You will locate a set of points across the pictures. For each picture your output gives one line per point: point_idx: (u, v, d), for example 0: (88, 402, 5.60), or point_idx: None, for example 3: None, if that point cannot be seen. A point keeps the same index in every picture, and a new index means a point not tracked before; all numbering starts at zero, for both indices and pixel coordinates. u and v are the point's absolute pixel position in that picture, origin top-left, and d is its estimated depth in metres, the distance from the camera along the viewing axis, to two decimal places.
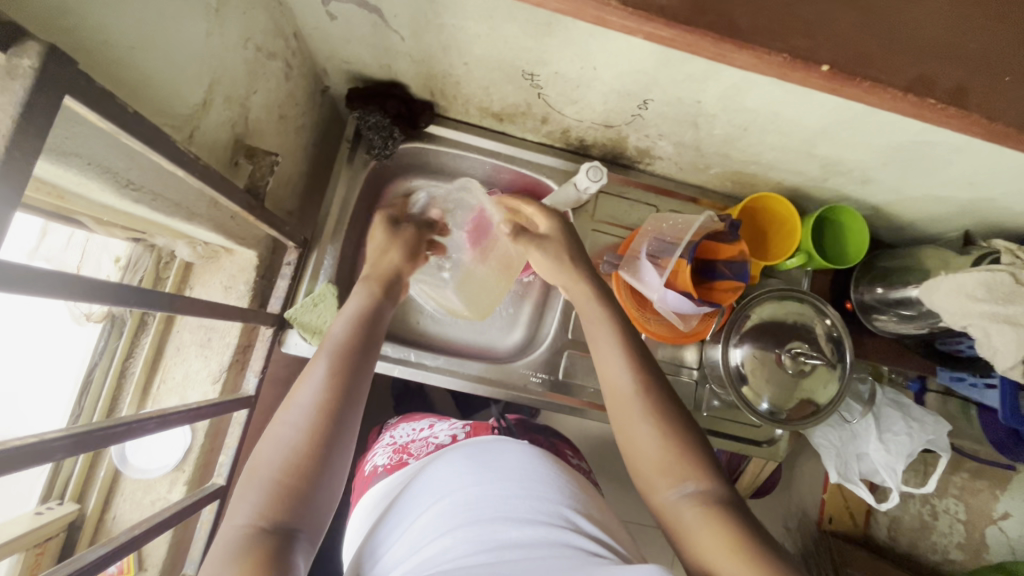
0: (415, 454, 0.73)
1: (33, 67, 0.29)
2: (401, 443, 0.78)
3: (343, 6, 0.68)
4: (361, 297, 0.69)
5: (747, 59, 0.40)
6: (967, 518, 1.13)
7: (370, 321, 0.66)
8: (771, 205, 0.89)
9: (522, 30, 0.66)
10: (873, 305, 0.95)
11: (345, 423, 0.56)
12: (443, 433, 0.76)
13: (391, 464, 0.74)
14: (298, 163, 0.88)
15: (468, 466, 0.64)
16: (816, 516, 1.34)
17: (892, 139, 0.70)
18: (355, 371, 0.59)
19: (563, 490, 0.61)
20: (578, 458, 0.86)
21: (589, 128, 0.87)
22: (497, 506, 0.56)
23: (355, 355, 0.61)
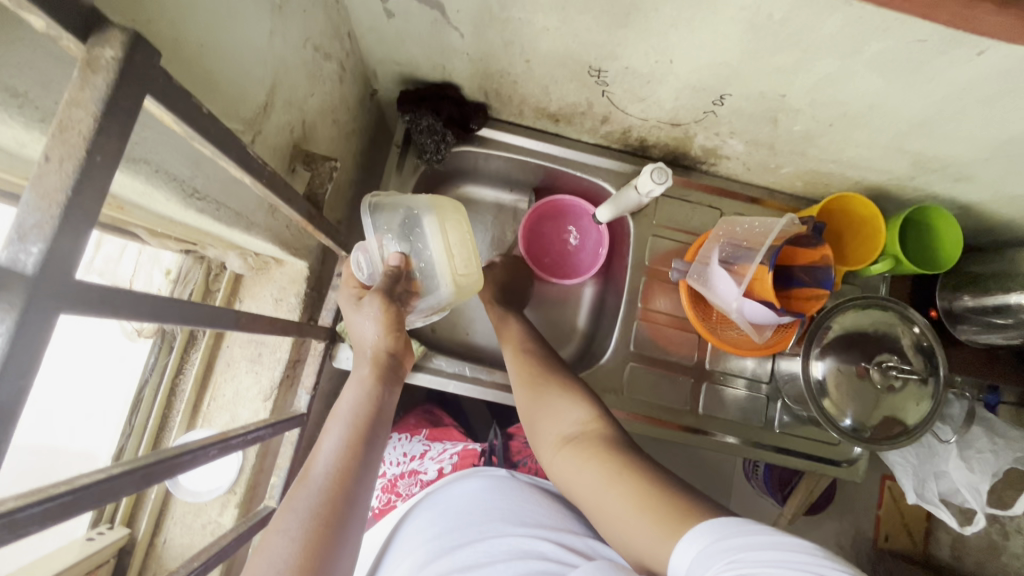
0: (402, 494, 0.86)
1: (116, 59, 0.26)
2: (391, 478, 0.90)
3: (402, 2, 0.65)
4: (359, 385, 0.63)
5: (994, 25, 0.36)
6: None
7: (378, 408, 0.62)
8: (853, 206, 0.83)
9: (597, 22, 0.61)
10: (961, 313, 0.88)
11: (352, 512, 0.53)
12: (433, 467, 0.89)
13: (381, 507, 0.88)
14: (347, 170, 0.85)
15: (441, 498, 0.75)
16: (872, 534, 1.26)
17: (1005, 131, 0.63)
18: (364, 462, 0.56)
19: (535, 514, 0.69)
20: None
21: (653, 127, 0.82)
22: (477, 503, 0.71)
23: (360, 446, 0.57)
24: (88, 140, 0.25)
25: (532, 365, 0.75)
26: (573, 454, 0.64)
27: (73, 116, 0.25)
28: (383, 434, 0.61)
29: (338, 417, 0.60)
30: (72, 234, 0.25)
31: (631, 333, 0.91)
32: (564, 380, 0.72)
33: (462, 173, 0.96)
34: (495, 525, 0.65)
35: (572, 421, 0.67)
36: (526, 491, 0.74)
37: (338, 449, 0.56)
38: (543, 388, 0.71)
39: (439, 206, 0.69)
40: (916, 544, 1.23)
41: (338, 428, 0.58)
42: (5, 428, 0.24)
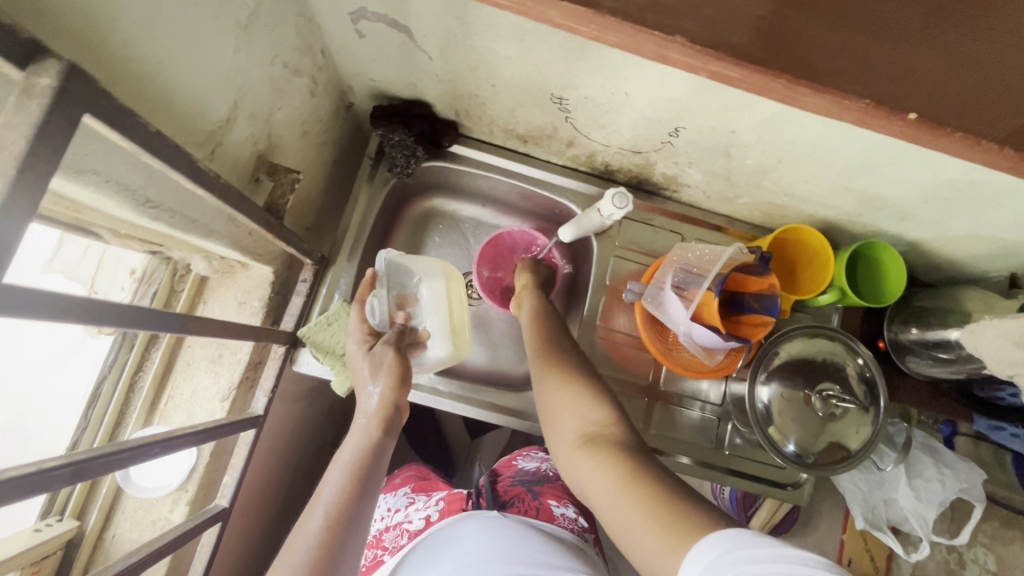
0: (389, 549, 0.76)
1: (52, 86, 0.28)
2: (376, 533, 0.81)
3: (372, 24, 0.67)
4: (362, 436, 0.65)
5: (822, 104, 0.38)
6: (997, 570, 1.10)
7: (371, 463, 0.63)
8: (803, 238, 0.86)
9: (555, 54, 0.64)
10: (907, 346, 0.91)
11: (347, 557, 0.57)
12: (417, 517, 0.79)
13: (368, 563, 0.78)
14: (319, 179, 0.87)
15: (435, 542, 0.71)
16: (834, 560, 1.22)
17: (939, 176, 0.67)
18: (356, 514, 0.59)
19: (530, 562, 0.64)
20: (565, 505, 0.84)
21: (616, 153, 0.85)
22: (473, 558, 0.66)
23: (351, 501, 0.59)
24: (20, 160, 0.27)
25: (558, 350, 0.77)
26: (580, 433, 0.66)
27: (8, 138, 0.27)
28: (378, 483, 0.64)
29: (339, 458, 0.63)
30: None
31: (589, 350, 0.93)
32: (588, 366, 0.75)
33: (435, 188, 0.99)
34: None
35: (584, 406, 0.69)
36: (521, 538, 0.69)
37: (331, 508, 0.58)
38: (565, 378, 0.73)
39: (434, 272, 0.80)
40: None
41: (339, 477, 0.61)
42: None
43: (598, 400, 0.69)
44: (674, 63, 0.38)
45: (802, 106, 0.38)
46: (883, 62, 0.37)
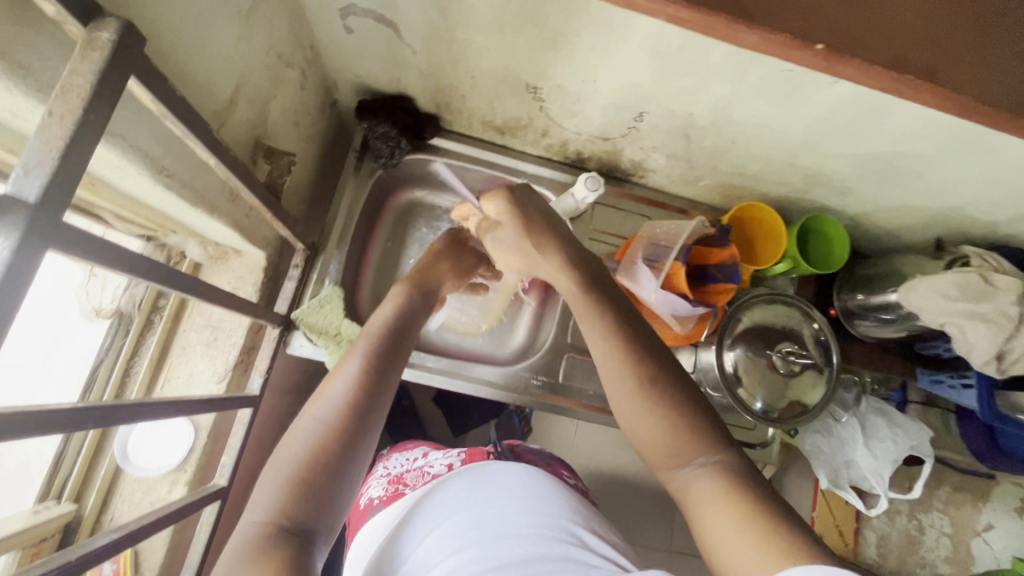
0: (410, 484, 0.79)
1: (111, 40, 0.32)
2: (398, 474, 0.84)
3: (361, 20, 0.73)
4: (374, 330, 0.67)
5: (759, 41, 0.38)
6: (955, 532, 1.24)
7: (383, 357, 0.64)
8: (758, 215, 0.95)
9: (529, 44, 0.71)
10: (856, 311, 1.01)
11: (362, 431, 0.57)
12: (441, 463, 0.82)
13: (386, 495, 0.80)
14: (308, 170, 0.91)
15: (472, 472, 0.74)
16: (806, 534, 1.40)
17: (869, 150, 0.76)
18: (388, 373, 0.63)
19: (554, 524, 0.64)
20: (574, 478, 0.93)
21: (587, 141, 0.92)
22: (501, 494, 0.69)
23: (381, 362, 0.63)
24: (84, 101, 0.32)
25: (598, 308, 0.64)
26: (655, 429, 0.58)
27: (74, 82, 0.32)
28: (405, 353, 0.68)
29: (366, 333, 0.67)
30: (65, 176, 0.32)
31: (569, 326, 0.99)
32: (647, 334, 0.63)
33: (418, 180, 1.04)
34: (528, 547, 0.59)
35: (656, 400, 0.58)
36: (541, 498, 0.69)
37: (347, 387, 0.59)
38: (606, 341, 0.62)
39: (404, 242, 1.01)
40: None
41: (353, 363, 0.62)
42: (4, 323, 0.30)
43: (673, 396, 0.58)
44: (637, 9, 0.38)
45: (740, 46, 0.38)
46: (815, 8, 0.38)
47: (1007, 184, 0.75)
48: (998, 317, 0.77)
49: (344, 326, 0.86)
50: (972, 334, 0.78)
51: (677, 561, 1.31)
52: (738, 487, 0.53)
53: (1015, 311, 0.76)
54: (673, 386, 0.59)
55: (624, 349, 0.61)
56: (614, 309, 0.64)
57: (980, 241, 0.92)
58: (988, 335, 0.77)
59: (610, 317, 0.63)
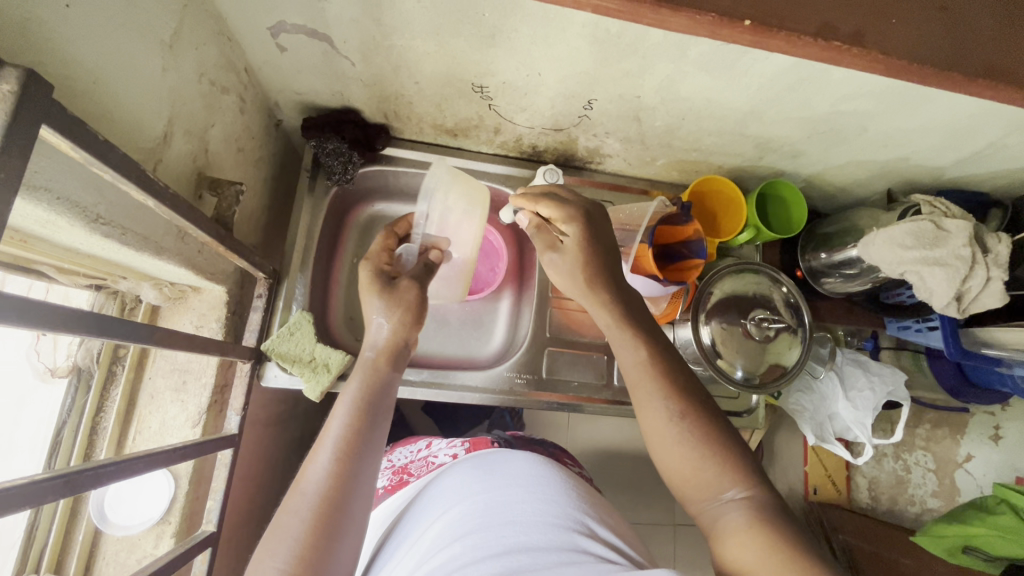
0: (415, 473, 0.83)
1: (12, 91, 0.30)
2: (401, 464, 0.89)
3: (293, 36, 0.71)
4: (368, 368, 0.69)
5: (684, 22, 0.39)
6: (937, 467, 1.28)
7: (375, 399, 0.66)
8: (716, 188, 0.96)
9: (468, 43, 0.70)
10: (821, 270, 1.03)
11: (357, 482, 0.59)
12: (444, 453, 0.84)
13: (392, 484, 0.85)
14: (260, 197, 0.88)
15: (481, 464, 0.74)
16: (802, 490, 1.45)
17: (816, 112, 0.78)
18: (365, 453, 0.61)
19: (566, 517, 0.62)
20: (578, 466, 0.94)
21: (540, 133, 0.92)
22: (505, 481, 0.68)
23: (355, 445, 0.61)
24: None
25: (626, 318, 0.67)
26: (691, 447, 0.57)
27: None
28: (383, 420, 0.66)
29: (343, 400, 0.65)
30: None
31: (546, 320, 0.99)
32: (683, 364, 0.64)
33: (376, 192, 1.02)
34: (535, 536, 0.58)
35: (689, 433, 0.58)
36: (554, 490, 0.67)
37: (339, 440, 0.61)
38: (638, 356, 0.64)
39: (459, 176, 0.83)
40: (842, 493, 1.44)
41: (346, 408, 0.64)
42: None
43: (708, 427, 0.58)
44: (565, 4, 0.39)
45: (667, 28, 0.39)
46: None
47: (947, 129, 0.78)
48: (953, 261, 0.79)
49: (318, 351, 0.85)
50: (931, 279, 0.81)
51: (679, 534, 1.34)
52: (771, 524, 0.51)
53: (967, 253, 0.79)
54: (707, 418, 0.59)
55: (662, 372, 0.62)
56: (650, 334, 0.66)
57: (928, 187, 0.95)
58: (945, 279, 0.79)
59: (645, 339, 0.65)
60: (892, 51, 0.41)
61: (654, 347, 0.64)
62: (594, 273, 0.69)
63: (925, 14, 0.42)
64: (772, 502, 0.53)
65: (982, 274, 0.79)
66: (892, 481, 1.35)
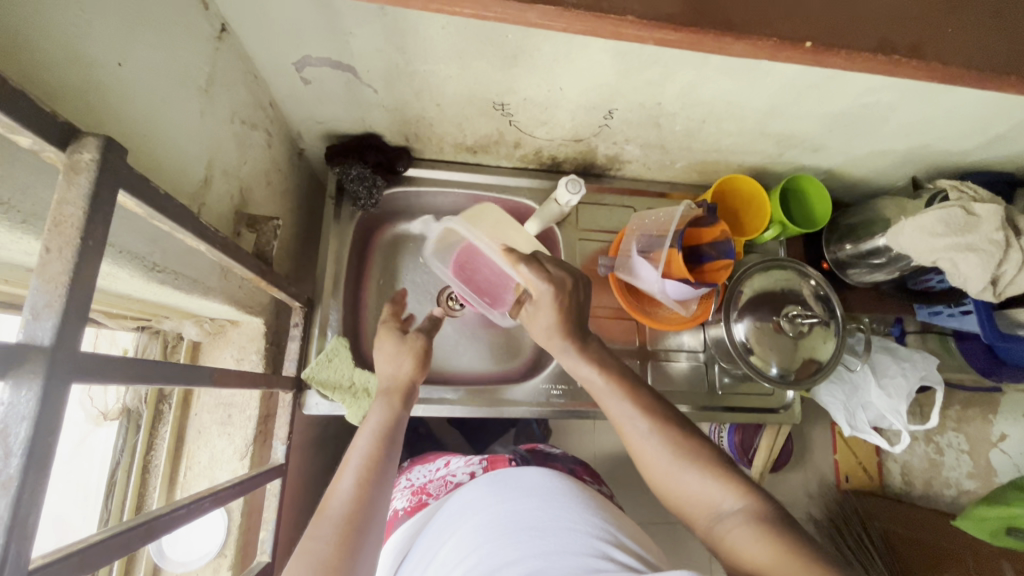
0: (434, 494, 0.84)
1: (94, 159, 0.32)
2: (419, 484, 0.88)
3: (317, 69, 0.72)
4: (386, 407, 0.74)
5: (744, 49, 0.41)
6: (971, 448, 1.28)
7: (392, 432, 0.71)
8: (738, 187, 0.96)
9: (490, 64, 0.70)
10: (847, 261, 1.03)
11: (377, 510, 0.62)
12: (462, 472, 0.85)
13: (411, 506, 0.85)
14: (288, 226, 0.89)
15: (498, 477, 0.74)
16: (835, 480, 1.51)
17: (837, 106, 0.78)
18: (381, 480, 0.64)
19: (588, 524, 0.62)
20: (597, 482, 0.93)
21: (560, 145, 0.93)
22: (521, 491, 0.68)
23: (374, 471, 0.64)
24: (80, 230, 0.32)
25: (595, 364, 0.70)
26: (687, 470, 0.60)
27: (66, 212, 0.31)
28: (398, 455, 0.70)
29: (361, 435, 0.69)
30: (73, 314, 0.32)
31: None
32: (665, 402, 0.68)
33: (399, 214, 1.04)
34: (560, 540, 0.58)
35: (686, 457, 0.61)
36: (575, 501, 0.67)
37: (359, 468, 0.64)
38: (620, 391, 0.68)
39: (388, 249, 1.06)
40: (874, 480, 1.48)
41: (365, 440, 0.68)
42: (44, 473, 0.30)
43: (697, 449, 0.62)
44: (629, 39, 0.41)
45: (726, 54, 0.42)
46: (771, 6, 0.41)
47: (970, 115, 0.78)
48: (986, 246, 0.79)
49: (356, 376, 0.86)
50: (964, 265, 0.80)
51: None
52: (772, 529, 0.53)
53: (1001, 237, 0.78)
54: (697, 443, 0.63)
55: (646, 410, 0.66)
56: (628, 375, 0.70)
57: (951, 171, 0.95)
58: (979, 264, 0.79)
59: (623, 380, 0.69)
60: (948, 60, 0.43)
61: (627, 383, 0.69)
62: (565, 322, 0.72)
63: (975, 22, 0.44)
64: (768, 509, 0.55)
65: (1018, 255, 0.78)
66: (926, 464, 1.35)
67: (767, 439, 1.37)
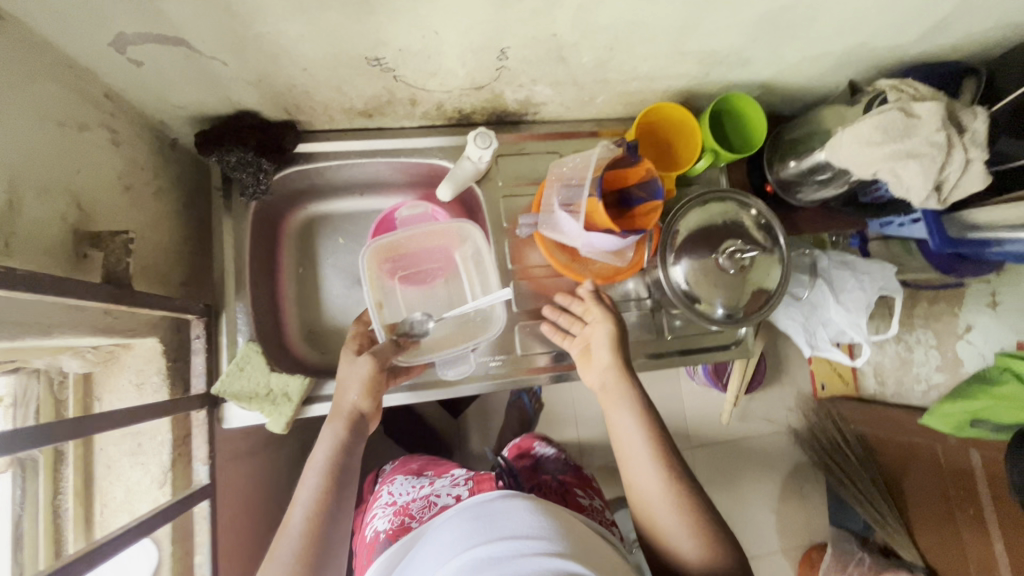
0: (418, 516, 0.80)
1: None
2: (403, 504, 0.85)
3: (142, 47, 0.61)
4: (332, 436, 0.70)
5: None
6: (939, 342, 1.25)
7: (341, 465, 0.69)
8: (665, 116, 0.87)
9: (341, 15, 0.59)
10: (791, 180, 0.95)
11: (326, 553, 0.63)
12: (448, 493, 0.83)
13: (393, 528, 0.80)
14: (171, 230, 0.80)
15: (476, 512, 0.65)
16: (811, 389, 1.52)
17: (755, 11, 0.68)
18: (329, 526, 0.65)
19: (545, 562, 0.53)
20: (589, 495, 0.92)
21: (461, 95, 0.82)
22: (498, 531, 0.59)
23: (322, 512, 0.65)
24: None
25: (633, 407, 0.72)
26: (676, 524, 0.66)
27: None
28: (350, 486, 0.69)
29: (309, 474, 0.68)
30: None
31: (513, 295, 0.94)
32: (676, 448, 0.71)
33: (304, 194, 0.94)
34: None
35: (683, 513, 0.66)
36: (551, 542, 0.57)
37: (308, 513, 0.65)
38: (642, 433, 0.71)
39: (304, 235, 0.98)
40: (850, 386, 1.48)
41: (313, 481, 0.67)
42: None
43: (693, 504, 0.66)
44: None
45: None
46: None
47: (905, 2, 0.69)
48: (927, 149, 0.72)
49: (273, 381, 0.79)
50: (905, 173, 0.74)
51: None
52: None
53: (941, 138, 0.72)
54: (694, 497, 0.67)
55: (663, 456, 0.69)
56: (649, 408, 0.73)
57: (895, 67, 0.86)
58: (921, 171, 0.73)
59: (649, 419, 0.72)
60: None
61: (656, 428, 0.71)
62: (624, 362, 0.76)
63: None
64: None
65: (960, 155, 0.72)
66: (896, 363, 1.35)
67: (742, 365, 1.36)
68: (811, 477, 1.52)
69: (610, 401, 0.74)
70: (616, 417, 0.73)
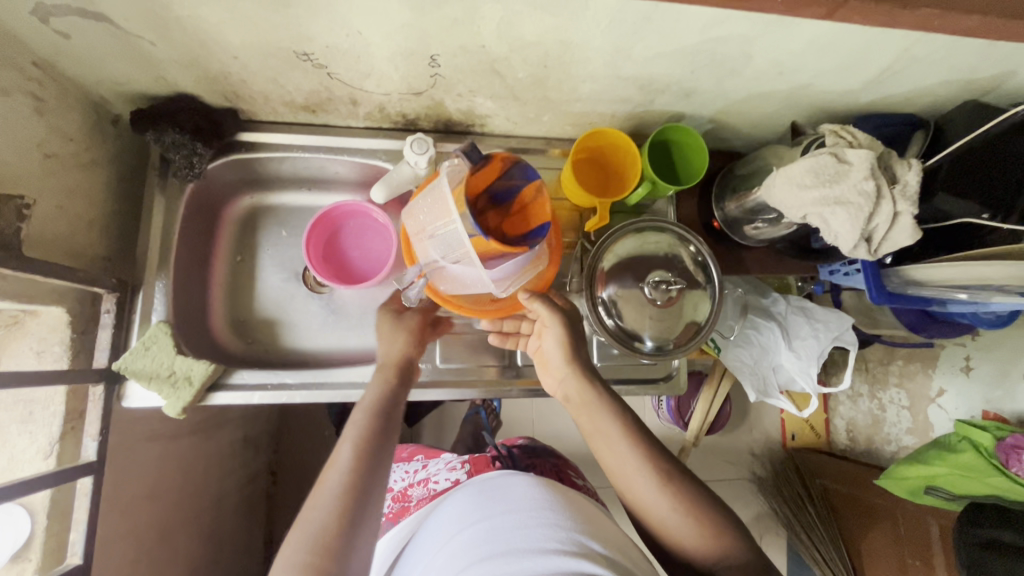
0: (415, 501, 0.85)
1: None
2: (401, 489, 0.90)
3: (65, 19, 0.62)
4: (378, 387, 0.73)
5: None
6: (911, 404, 1.21)
7: (385, 410, 0.70)
8: (609, 140, 0.86)
9: (258, 5, 0.60)
10: (737, 218, 0.94)
11: (372, 492, 0.61)
12: (442, 478, 0.86)
13: (393, 512, 0.86)
14: (99, 203, 0.81)
15: (481, 489, 0.68)
16: (781, 438, 1.46)
17: (684, 42, 0.68)
18: (374, 470, 0.63)
19: (557, 532, 0.56)
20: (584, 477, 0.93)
21: (402, 100, 0.83)
22: (504, 505, 0.62)
23: (372, 454, 0.64)
24: None
25: (603, 403, 0.71)
26: (676, 511, 0.64)
27: None
28: (392, 439, 0.68)
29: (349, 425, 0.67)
30: None
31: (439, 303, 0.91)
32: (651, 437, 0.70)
33: (250, 183, 0.95)
34: (532, 561, 0.51)
35: (677, 499, 0.65)
36: (552, 512, 0.60)
37: (353, 454, 0.63)
38: (617, 424, 0.70)
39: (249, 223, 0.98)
40: (821, 438, 1.43)
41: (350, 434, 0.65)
42: None
43: (684, 488, 0.65)
44: None
45: None
46: None
47: (837, 47, 0.68)
48: (856, 198, 0.70)
49: (177, 364, 0.81)
50: (833, 220, 0.72)
51: None
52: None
53: (871, 188, 0.70)
54: (683, 480, 0.66)
55: (641, 446, 0.68)
56: (617, 401, 0.72)
57: (846, 113, 0.85)
58: (849, 219, 0.71)
59: (620, 410, 0.71)
60: None
61: (630, 420, 0.70)
62: (584, 370, 0.74)
63: None
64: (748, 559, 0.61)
65: (889, 207, 0.70)
66: (869, 420, 1.30)
67: (704, 404, 1.31)
68: (770, 528, 1.45)
69: (579, 402, 0.73)
70: (587, 418, 0.72)
